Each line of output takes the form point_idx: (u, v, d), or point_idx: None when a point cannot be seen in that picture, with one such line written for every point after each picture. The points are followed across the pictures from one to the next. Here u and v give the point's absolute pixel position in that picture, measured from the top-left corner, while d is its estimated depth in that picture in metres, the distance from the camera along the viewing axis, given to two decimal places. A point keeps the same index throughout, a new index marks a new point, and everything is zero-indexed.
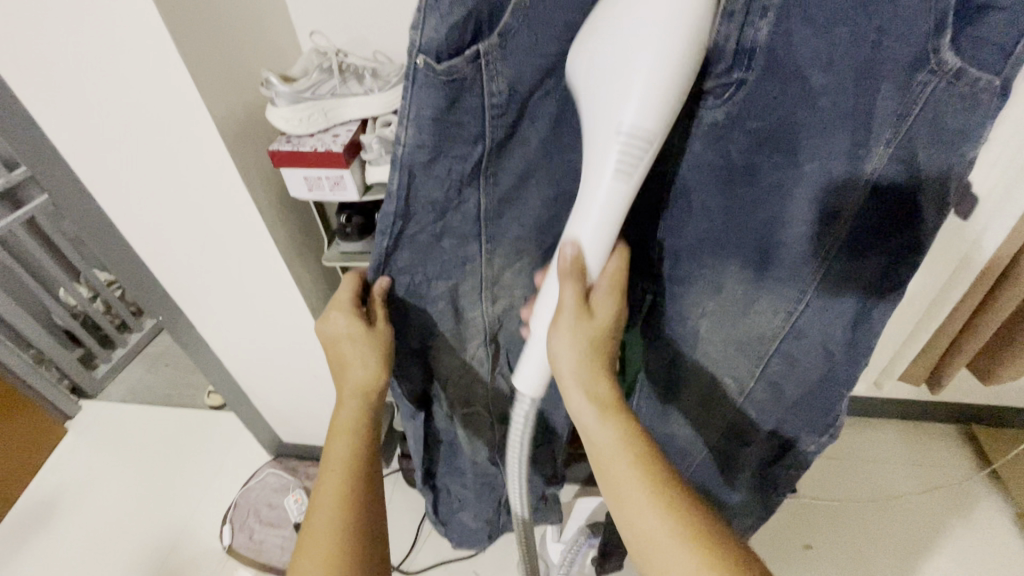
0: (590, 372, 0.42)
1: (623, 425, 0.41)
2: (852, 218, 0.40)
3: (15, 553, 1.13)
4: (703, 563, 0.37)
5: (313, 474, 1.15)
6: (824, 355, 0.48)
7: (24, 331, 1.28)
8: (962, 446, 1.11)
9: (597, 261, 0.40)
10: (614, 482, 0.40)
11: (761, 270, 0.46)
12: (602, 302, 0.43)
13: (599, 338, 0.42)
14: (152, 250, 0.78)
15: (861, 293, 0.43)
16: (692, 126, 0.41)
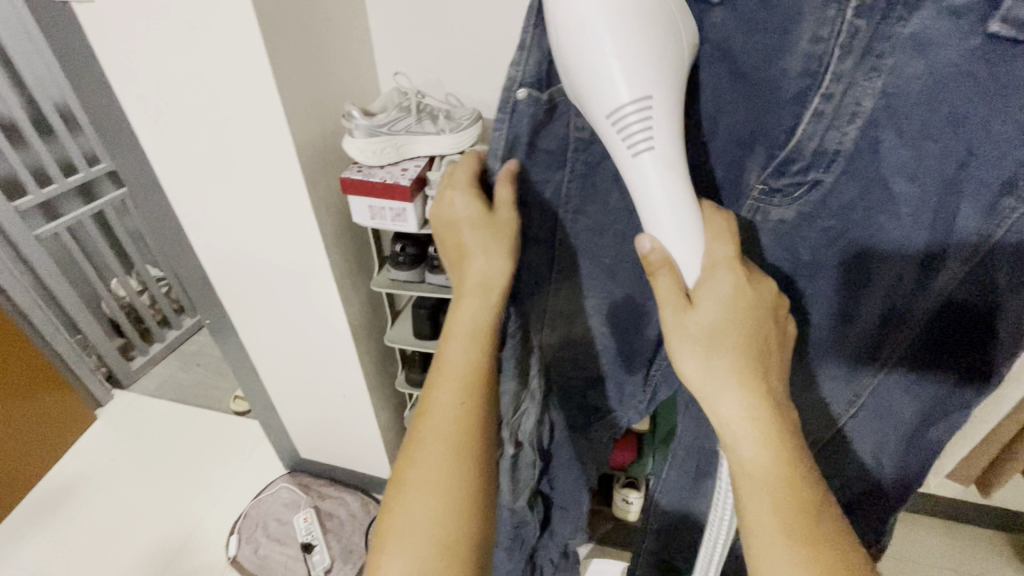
0: (719, 371, 0.35)
1: (762, 437, 0.35)
2: (916, 324, 0.40)
3: (29, 534, 1.15)
4: None
5: (326, 494, 1.14)
6: (885, 432, 0.46)
7: (75, 315, 1.34)
8: (1010, 559, 1.03)
9: (682, 244, 0.36)
10: (746, 513, 0.35)
11: (813, 354, 0.44)
12: (714, 301, 0.36)
13: (728, 335, 0.35)
14: (213, 257, 0.82)
15: (930, 391, 0.42)
16: (759, 220, 0.40)
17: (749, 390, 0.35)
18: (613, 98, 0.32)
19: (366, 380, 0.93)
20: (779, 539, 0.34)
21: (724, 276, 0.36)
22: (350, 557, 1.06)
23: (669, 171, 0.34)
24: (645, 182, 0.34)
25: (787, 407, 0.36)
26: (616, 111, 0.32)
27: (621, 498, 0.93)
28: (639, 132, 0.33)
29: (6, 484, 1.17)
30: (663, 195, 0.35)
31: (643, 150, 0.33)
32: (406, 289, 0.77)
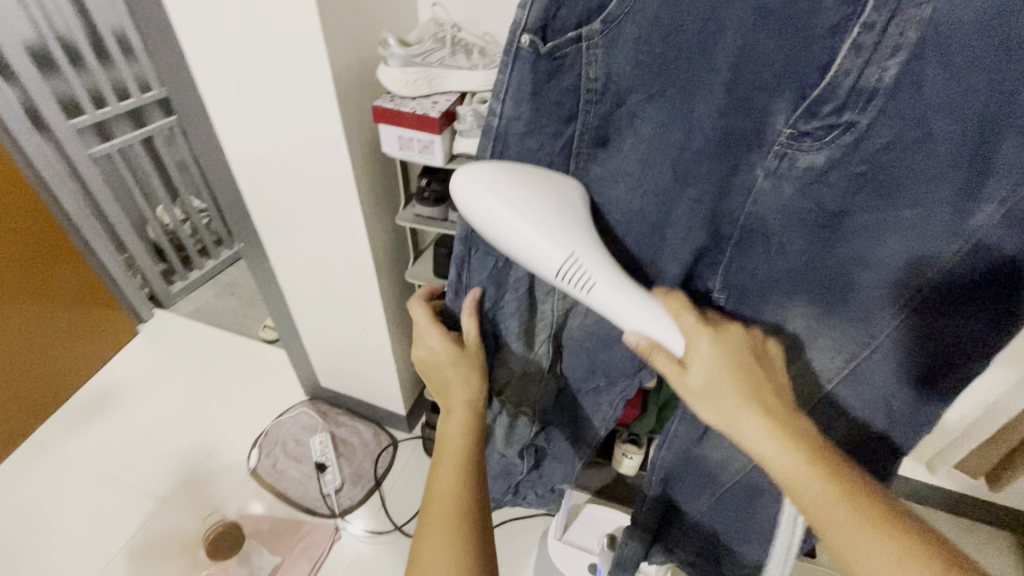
0: (737, 414, 0.37)
1: (796, 456, 0.35)
2: (942, 279, 0.36)
3: (76, 429, 1.26)
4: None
5: (342, 422, 1.21)
6: (888, 410, 0.43)
7: (123, 234, 1.42)
8: (1009, 557, 1.01)
9: (659, 326, 0.38)
10: (841, 548, 0.33)
11: (831, 310, 0.41)
12: (702, 360, 0.38)
13: (728, 384, 0.37)
14: (248, 182, 0.86)
15: (945, 356, 0.38)
16: (785, 167, 0.37)
17: (764, 417, 0.36)
18: (548, 262, 0.36)
19: (384, 313, 0.96)
20: (874, 542, 0.32)
21: (699, 339, 0.39)
22: (359, 481, 1.12)
23: (621, 291, 0.37)
24: (612, 309, 0.38)
25: (803, 422, 0.37)
26: (559, 271, 0.36)
27: (621, 453, 0.94)
28: (581, 279, 0.37)
29: (56, 382, 1.28)
30: (625, 314, 0.38)
31: (592, 285, 0.37)
32: (428, 224, 0.79)
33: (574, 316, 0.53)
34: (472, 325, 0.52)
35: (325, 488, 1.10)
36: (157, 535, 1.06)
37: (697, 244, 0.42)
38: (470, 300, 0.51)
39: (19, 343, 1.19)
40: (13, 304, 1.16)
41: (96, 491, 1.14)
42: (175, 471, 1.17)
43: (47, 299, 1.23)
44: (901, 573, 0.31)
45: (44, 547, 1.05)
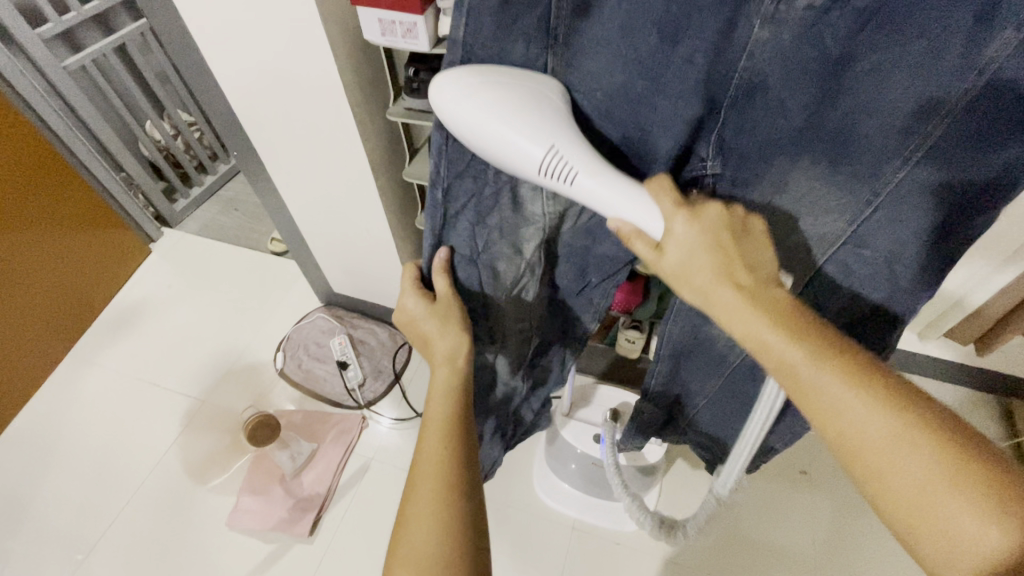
0: (709, 289, 0.37)
1: (771, 326, 0.35)
2: (956, 117, 0.33)
3: (111, 343, 1.34)
4: (925, 450, 0.32)
5: (358, 325, 1.26)
6: (882, 267, 0.42)
7: (116, 152, 1.40)
8: (986, 412, 1.09)
9: (642, 215, 0.37)
10: (808, 400, 0.35)
11: (835, 165, 0.39)
12: (680, 243, 0.37)
13: (700, 267, 0.37)
14: (230, 85, 0.82)
15: (951, 201, 0.36)
16: (784, 10, 0.33)
17: (739, 292, 0.37)
18: (529, 158, 0.36)
19: (385, 215, 0.96)
20: (842, 391, 0.33)
21: (684, 229, 0.37)
22: (380, 375, 1.20)
23: (607, 182, 0.37)
24: (593, 200, 0.38)
25: (777, 293, 0.37)
26: (539, 167, 0.37)
27: (624, 338, 0.98)
28: (562, 170, 0.37)
29: (81, 300, 1.35)
30: (605, 203, 0.37)
31: (575, 176, 0.37)
32: (419, 118, 0.77)
33: (569, 216, 0.50)
34: (444, 282, 0.52)
35: (349, 384, 1.18)
36: (201, 432, 1.17)
37: (692, 114, 0.38)
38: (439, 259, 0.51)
39: (35, 266, 1.23)
40: (21, 229, 1.18)
41: (140, 396, 1.24)
42: (209, 375, 1.26)
43: (52, 222, 1.25)
44: (905, 437, 0.32)
45: (101, 446, 1.16)
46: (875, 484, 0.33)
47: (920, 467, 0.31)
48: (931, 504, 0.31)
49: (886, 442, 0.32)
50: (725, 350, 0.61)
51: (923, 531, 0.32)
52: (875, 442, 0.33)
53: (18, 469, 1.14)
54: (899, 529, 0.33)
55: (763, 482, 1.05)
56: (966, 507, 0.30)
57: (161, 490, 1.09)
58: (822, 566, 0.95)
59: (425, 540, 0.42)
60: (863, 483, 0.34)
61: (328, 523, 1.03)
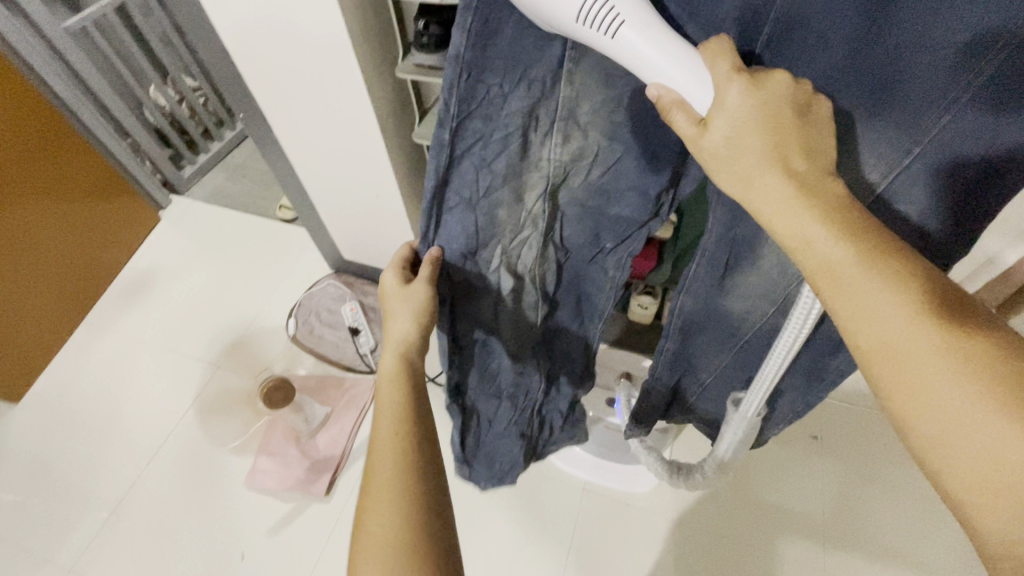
0: (752, 174, 0.34)
1: (817, 222, 0.32)
2: (1011, 53, 0.30)
3: (125, 310, 1.35)
4: (964, 370, 0.28)
5: (368, 292, 1.25)
6: (916, 223, 0.40)
7: (122, 117, 1.38)
8: None
9: (690, 82, 0.34)
10: (841, 306, 0.32)
11: (874, 109, 0.36)
12: (728, 119, 0.33)
13: (751, 141, 0.33)
14: (233, 43, 0.79)
15: (999, 149, 0.34)
16: None
17: (791, 178, 0.33)
18: (570, 2, 0.32)
19: (396, 179, 0.95)
20: (889, 298, 0.30)
21: (738, 101, 0.33)
22: None
23: (655, 37, 0.33)
24: (636, 58, 0.34)
25: (834, 185, 0.33)
26: (580, 14, 0.32)
27: (637, 303, 0.96)
28: (606, 17, 0.33)
29: (93, 268, 1.35)
30: (649, 61, 0.33)
31: (619, 27, 0.33)
32: (430, 74, 0.74)
33: (577, 171, 0.49)
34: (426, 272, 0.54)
35: (361, 349, 1.19)
36: (217, 397, 1.19)
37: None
38: (430, 256, 0.53)
39: (46, 233, 1.24)
40: (26, 195, 1.17)
41: (155, 362, 1.25)
42: (222, 341, 1.27)
43: (59, 189, 1.24)
44: (943, 352, 0.29)
45: (121, 411, 1.18)
46: (901, 402, 0.30)
47: (952, 389, 0.28)
48: (964, 423, 0.28)
49: (920, 357, 0.29)
50: (737, 322, 0.59)
51: (948, 452, 0.29)
52: (913, 352, 0.30)
53: (41, 433, 1.17)
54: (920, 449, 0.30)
55: (773, 449, 1.05)
56: (1002, 436, 0.27)
57: (181, 453, 1.12)
58: (829, 528, 0.97)
59: (388, 516, 0.43)
60: (889, 401, 0.31)
61: (343, 484, 1.06)
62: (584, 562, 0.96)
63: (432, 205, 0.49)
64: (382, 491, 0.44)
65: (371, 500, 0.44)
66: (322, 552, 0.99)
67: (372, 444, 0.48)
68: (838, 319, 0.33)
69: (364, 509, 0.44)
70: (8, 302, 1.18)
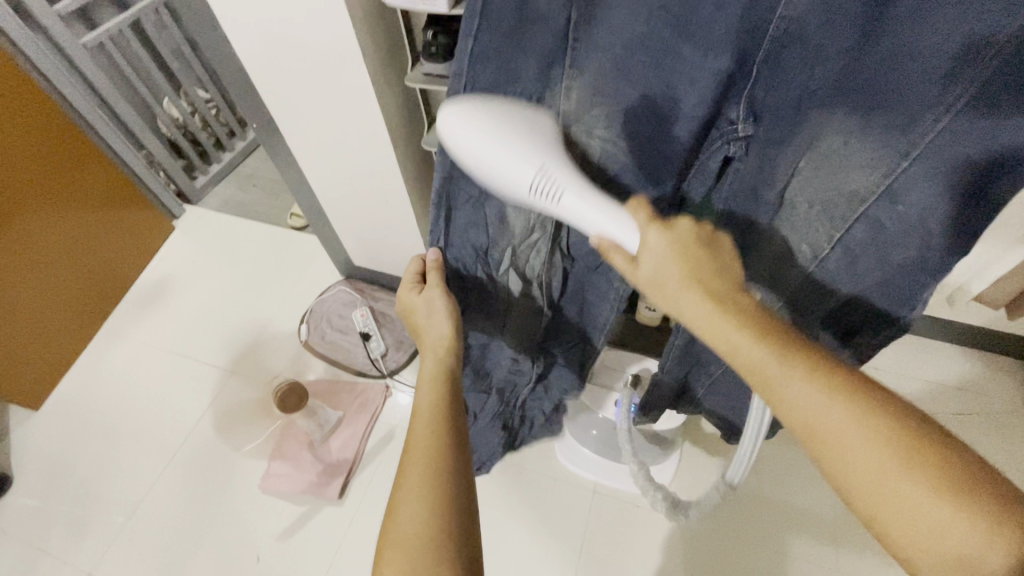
0: (681, 296, 0.40)
1: (739, 328, 0.37)
2: (998, 61, 0.32)
3: (140, 318, 1.38)
4: (885, 447, 0.33)
5: (379, 297, 1.27)
6: (921, 229, 0.41)
7: (137, 130, 1.42)
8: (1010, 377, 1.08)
9: (623, 230, 0.42)
10: (774, 397, 0.37)
11: (870, 116, 0.39)
12: (654, 255, 0.41)
13: (674, 273, 0.40)
14: (246, 55, 0.82)
15: (991, 152, 0.35)
16: None
17: (707, 295, 0.39)
18: (522, 180, 0.42)
19: (405, 186, 0.97)
20: (808, 391, 0.35)
21: (657, 242, 0.41)
22: (403, 346, 1.21)
23: (590, 202, 0.43)
24: (580, 218, 0.43)
25: (743, 299, 0.39)
26: (530, 186, 0.42)
27: (644, 306, 0.98)
28: (551, 190, 0.42)
29: (110, 276, 1.38)
30: (587, 219, 0.43)
31: (561, 196, 0.42)
32: (439, 83, 0.76)
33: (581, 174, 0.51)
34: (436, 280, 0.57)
35: (373, 354, 1.19)
36: (231, 402, 1.21)
37: (721, 67, 0.39)
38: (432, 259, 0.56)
39: (66, 242, 1.27)
40: (45, 207, 1.21)
41: (170, 368, 1.27)
42: (235, 347, 1.29)
43: (76, 200, 1.28)
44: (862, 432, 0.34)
45: (137, 417, 1.21)
46: (843, 480, 0.35)
47: (877, 465, 0.33)
48: (894, 496, 0.33)
49: (848, 438, 0.34)
50: None
51: (889, 521, 0.33)
52: (839, 437, 0.34)
53: (60, 438, 1.19)
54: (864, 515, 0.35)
55: (783, 450, 1.05)
56: (924, 500, 0.32)
57: (196, 457, 1.14)
58: (839, 527, 0.96)
59: (416, 519, 0.44)
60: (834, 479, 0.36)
61: (356, 487, 1.07)
62: (595, 563, 0.96)
63: (441, 201, 0.52)
64: (412, 490, 0.45)
65: (398, 495, 0.45)
66: (336, 553, 1.00)
67: (406, 452, 0.48)
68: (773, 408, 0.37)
69: (392, 510, 0.45)
70: (28, 310, 1.21)
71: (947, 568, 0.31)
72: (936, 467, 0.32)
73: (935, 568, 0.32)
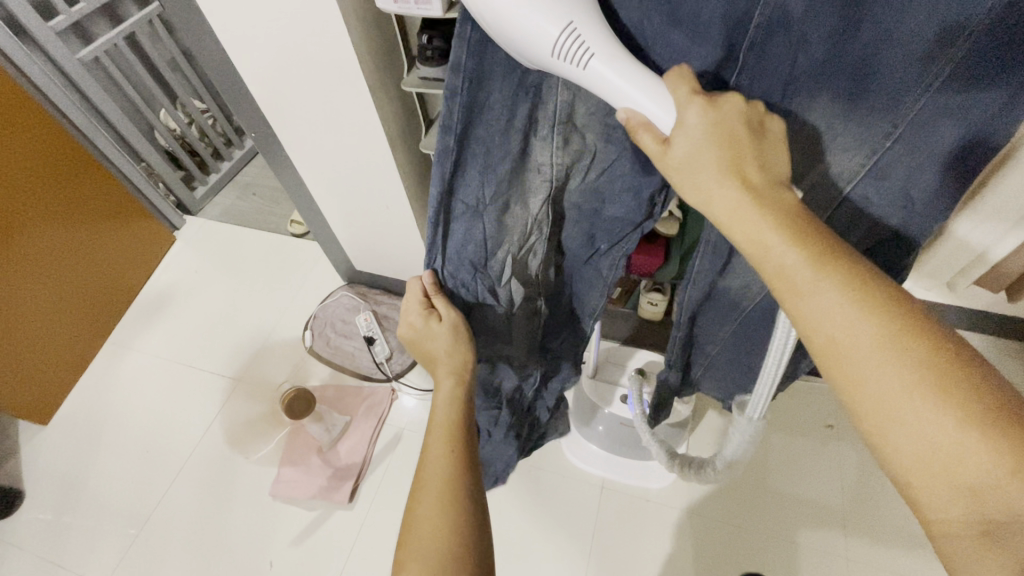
0: (711, 188, 0.37)
1: (772, 229, 0.35)
2: (974, 39, 0.32)
3: (145, 329, 1.39)
4: (905, 363, 0.31)
5: (381, 301, 1.27)
6: (902, 200, 0.42)
7: (136, 143, 1.42)
8: (1015, 361, 1.09)
9: (655, 108, 0.37)
10: (797, 303, 0.34)
11: (854, 99, 0.38)
12: (689, 138, 0.36)
13: (708, 163, 0.36)
14: (245, 66, 0.82)
15: (965, 126, 0.36)
16: None
17: (745, 190, 0.36)
18: (544, 37, 0.35)
19: (406, 189, 0.97)
20: (837, 297, 0.33)
21: (698, 125, 0.36)
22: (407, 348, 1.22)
23: (623, 69, 0.36)
24: (607, 87, 0.37)
25: (785, 197, 0.36)
26: (554, 48, 0.36)
27: (646, 300, 0.99)
28: (577, 51, 0.36)
29: (116, 289, 1.39)
30: (618, 89, 0.37)
31: (589, 60, 0.36)
32: (435, 86, 0.76)
33: (575, 174, 0.51)
34: (443, 305, 0.57)
35: (378, 358, 1.20)
36: (238, 411, 1.21)
37: (711, 57, 0.39)
38: (428, 278, 0.56)
39: (71, 256, 1.28)
40: (49, 223, 1.22)
41: (177, 379, 1.28)
42: (241, 355, 1.30)
43: (80, 215, 1.29)
44: (884, 347, 0.31)
45: (147, 428, 1.21)
46: (852, 394, 0.33)
47: (891, 378, 0.31)
48: (901, 415, 0.31)
49: (867, 350, 0.32)
50: (738, 296, 0.59)
51: (892, 439, 0.32)
52: (857, 350, 0.32)
53: (70, 452, 1.20)
54: (863, 425, 0.33)
55: (791, 438, 1.06)
56: (936, 419, 0.30)
57: (206, 466, 1.14)
58: (847, 514, 0.97)
59: (434, 521, 0.46)
60: (844, 395, 0.34)
61: (366, 490, 1.07)
62: (605, 558, 0.97)
63: (439, 213, 0.50)
64: (432, 505, 0.47)
65: (416, 508, 0.48)
66: (348, 557, 1.01)
67: (423, 464, 0.50)
68: (794, 317, 0.35)
69: (412, 517, 0.47)
70: (36, 325, 1.22)
71: (942, 488, 0.30)
72: (961, 386, 0.30)
73: (938, 487, 0.30)
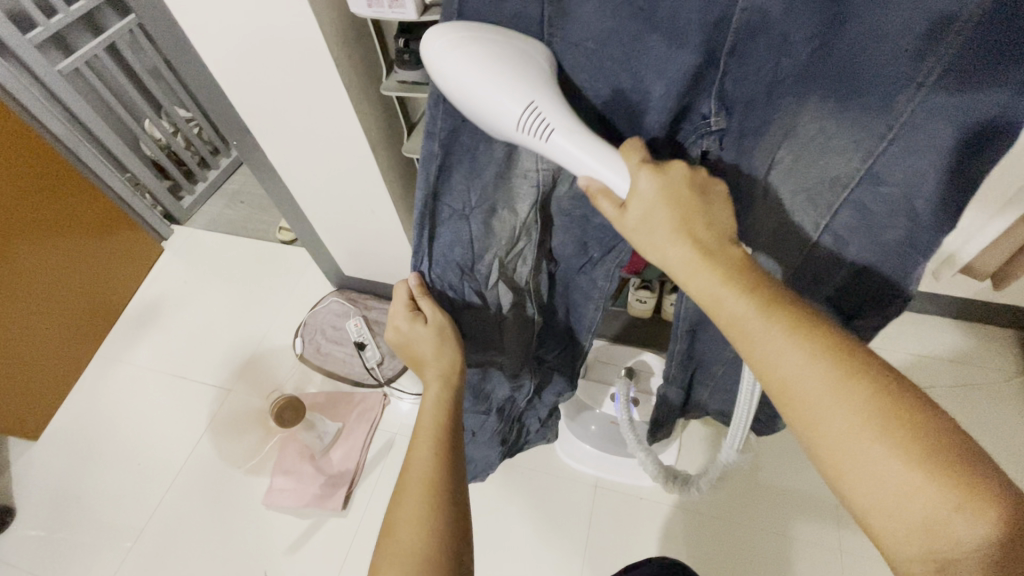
0: (664, 246, 0.38)
1: (720, 282, 0.36)
2: (966, 34, 0.32)
3: (135, 342, 1.38)
4: (861, 408, 0.32)
5: (371, 306, 1.27)
6: (906, 211, 0.40)
7: (119, 153, 1.41)
8: (1005, 347, 1.09)
9: (613, 174, 0.39)
10: (752, 354, 0.35)
11: (846, 99, 0.38)
12: (645, 199, 0.38)
13: (661, 223, 0.38)
14: (222, 76, 0.82)
15: (966, 127, 0.34)
16: None
17: (695, 248, 0.37)
18: (508, 113, 0.38)
19: (390, 193, 0.97)
20: (790, 348, 0.34)
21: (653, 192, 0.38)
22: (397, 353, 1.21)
23: (582, 142, 0.39)
24: (569, 158, 0.39)
25: (732, 252, 0.37)
26: (517, 122, 0.38)
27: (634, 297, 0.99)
28: (540, 125, 0.38)
29: (104, 301, 1.39)
30: (579, 161, 0.39)
31: (551, 133, 0.38)
32: (414, 89, 0.76)
33: (564, 179, 0.51)
34: (430, 308, 0.57)
35: (368, 363, 1.19)
36: (229, 420, 1.21)
37: (690, 59, 0.39)
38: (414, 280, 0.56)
39: (57, 269, 1.28)
40: (33, 237, 1.21)
41: (167, 390, 1.27)
42: (231, 364, 1.29)
43: (64, 227, 1.28)
44: (839, 390, 0.32)
45: (137, 441, 1.20)
46: (813, 440, 0.34)
47: (844, 423, 0.32)
48: (861, 459, 0.31)
49: (820, 399, 0.33)
50: None
51: (854, 486, 0.32)
52: (812, 398, 0.33)
53: (61, 467, 1.19)
54: (826, 470, 0.34)
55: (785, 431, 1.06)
56: (892, 464, 0.30)
57: (199, 476, 1.14)
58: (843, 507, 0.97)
59: (412, 543, 0.45)
60: (805, 441, 0.34)
61: (360, 496, 1.07)
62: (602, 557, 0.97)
63: (425, 217, 0.50)
64: (410, 520, 0.46)
65: (395, 521, 0.47)
66: (342, 564, 1.00)
67: (404, 473, 0.49)
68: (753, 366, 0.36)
69: (392, 528, 0.46)
70: (22, 339, 1.21)
71: (907, 533, 0.30)
72: (912, 430, 0.31)
73: (902, 533, 0.31)
